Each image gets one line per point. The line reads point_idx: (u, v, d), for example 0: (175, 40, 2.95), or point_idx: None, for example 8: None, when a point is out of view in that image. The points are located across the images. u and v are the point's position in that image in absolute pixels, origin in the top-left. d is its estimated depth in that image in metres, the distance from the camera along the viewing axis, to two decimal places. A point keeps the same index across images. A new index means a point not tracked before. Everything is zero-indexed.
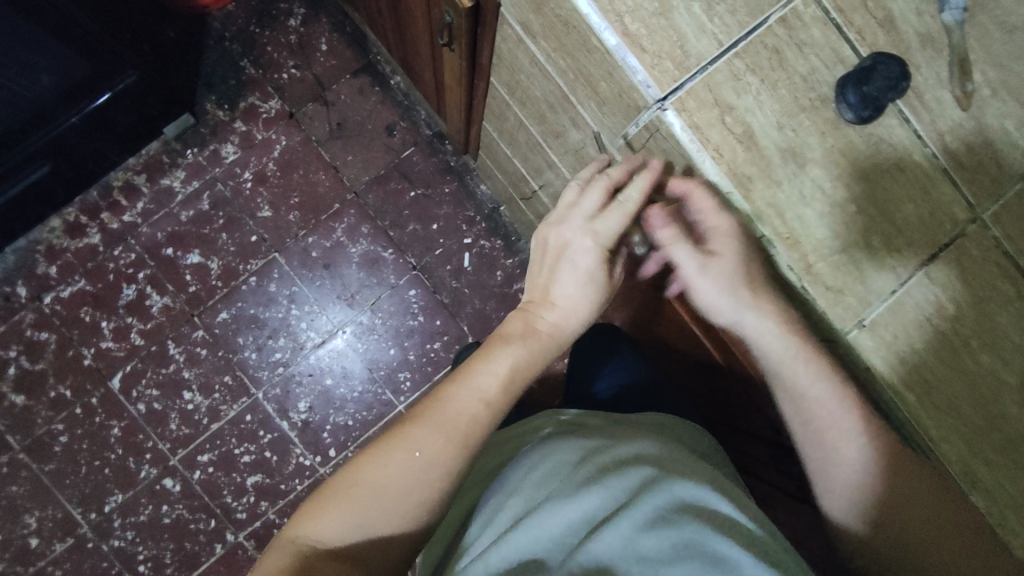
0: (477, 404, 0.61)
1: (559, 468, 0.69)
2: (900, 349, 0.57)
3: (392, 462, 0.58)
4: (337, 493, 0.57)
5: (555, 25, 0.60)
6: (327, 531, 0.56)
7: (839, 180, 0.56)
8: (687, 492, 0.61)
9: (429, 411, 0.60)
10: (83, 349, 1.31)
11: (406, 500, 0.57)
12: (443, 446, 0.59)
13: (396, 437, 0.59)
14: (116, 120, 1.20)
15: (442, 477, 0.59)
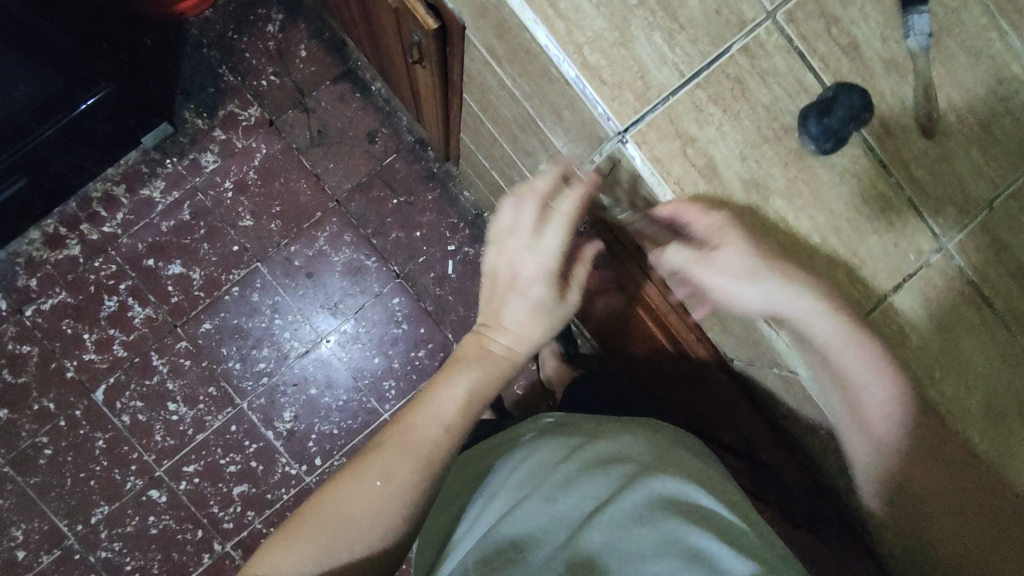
0: (439, 430, 0.60)
1: (539, 466, 0.67)
2: (862, 380, 0.57)
3: (359, 482, 0.58)
4: (310, 512, 0.57)
5: (517, 52, 0.59)
6: (294, 565, 0.55)
7: (802, 212, 0.56)
8: (667, 486, 0.59)
9: (396, 433, 0.60)
10: (65, 361, 1.31)
11: (375, 518, 0.57)
12: (407, 470, 0.58)
13: (360, 465, 0.59)
14: (93, 131, 1.17)
15: (406, 501, 0.58)
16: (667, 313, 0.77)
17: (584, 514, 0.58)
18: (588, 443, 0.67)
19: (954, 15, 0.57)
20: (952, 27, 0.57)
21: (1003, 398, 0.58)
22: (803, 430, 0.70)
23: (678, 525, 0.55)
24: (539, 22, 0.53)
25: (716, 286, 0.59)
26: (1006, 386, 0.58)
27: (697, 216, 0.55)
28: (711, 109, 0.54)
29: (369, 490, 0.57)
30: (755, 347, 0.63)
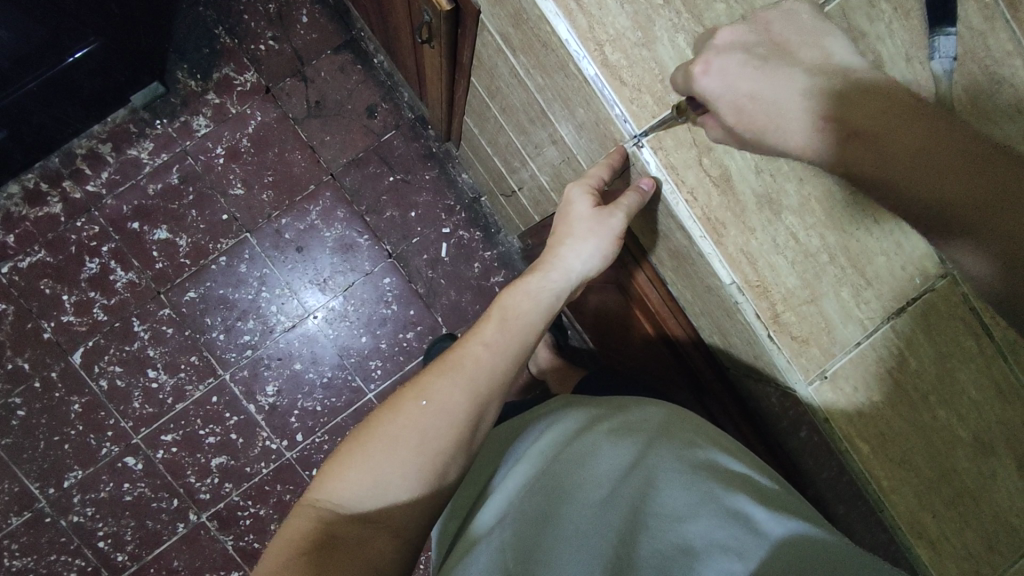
0: (479, 348, 0.58)
1: (556, 437, 0.61)
2: (858, 402, 0.57)
3: (404, 414, 0.53)
4: (351, 454, 0.52)
5: (534, 43, 0.57)
6: (342, 493, 0.50)
7: (813, 230, 0.55)
8: (696, 453, 0.53)
9: (441, 366, 0.56)
10: (42, 322, 1.28)
11: (428, 449, 0.52)
12: (456, 392, 0.54)
13: (403, 391, 0.55)
14: (80, 84, 1.12)
15: (457, 424, 0.53)
16: (663, 310, 0.78)
17: (612, 482, 0.51)
18: (611, 415, 0.61)
19: (980, 39, 0.56)
20: (977, 51, 0.56)
21: (994, 431, 0.58)
22: (791, 443, 0.70)
23: (715, 486, 0.48)
24: (560, 15, 0.51)
25: (720, 299, 0.58)
26: (998, 420, 0.58)
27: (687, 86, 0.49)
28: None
29: (415, 411, 0.53)
30: (753, 362, 0.62)
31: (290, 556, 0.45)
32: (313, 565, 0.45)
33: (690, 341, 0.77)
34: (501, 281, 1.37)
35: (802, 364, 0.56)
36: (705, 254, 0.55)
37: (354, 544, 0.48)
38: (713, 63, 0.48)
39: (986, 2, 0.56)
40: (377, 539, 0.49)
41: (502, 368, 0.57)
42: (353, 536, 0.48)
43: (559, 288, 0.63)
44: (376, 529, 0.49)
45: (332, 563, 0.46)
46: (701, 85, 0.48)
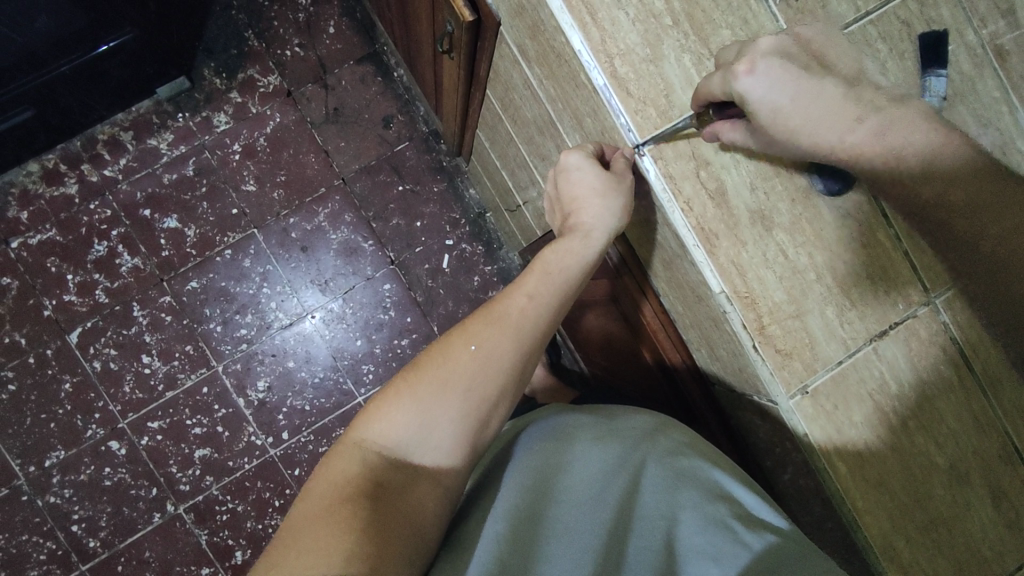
0: (522, 300, 0.57)
1: (543, 428, 0.60)
2: (838, 420, 0.57)
3: (450, 357, 0.53)
4: (398, 393, 0.52)
5: (549, 55, 0.60)
6: (390, 434, 0.51)
7: (803, 249, 0.57)
8: (681, 460, 0.56)
9: (483, 314, 0.56)
10: (44, 299, 1.29)
11: (471, 393, 0.53)
12: (501, 341, 0.55)
13: (451, 337, 0.55)
14: (109, 73, 1.16)
15: (500, 372, 0.54)
16: (656, 325, 0.78)
17: (602, 484, 0.54)
18: (599, 417, 0.62)
19: (969, 84, 0.60)
20: (965, 94, 0.60)
21: (970, 460, 0.59)
22: (769, 466, 0.71)
23: (699, 500, 0.52)
24: (575, 27, 0.54)
25: (709, 309, 0.60)
26: (975, 451, 0.59)
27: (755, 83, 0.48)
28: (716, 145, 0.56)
29: (464, 355, 0.53)
30: (736, 375, 0.64)
31: (333, 497, 0.46)
32: (362, 507, 0.45)
33: (681, 358, 0.78)
34: None
35: (784, 377, 0.57)
36: (697, 262, 0.56)
37: (396, 491, 0.48)
38: (759, 65, 0.48)
39: (974, 49, 0.60)
40: (420, 486, 0.50)
41: (544, 320, 0.57)
42: (397, 481, 0.49)
43: (599, 248, 0.62)
44: (417, 474, 0.50)
45: (380, 510, 0.45)
46: (742, 85, 0.48)
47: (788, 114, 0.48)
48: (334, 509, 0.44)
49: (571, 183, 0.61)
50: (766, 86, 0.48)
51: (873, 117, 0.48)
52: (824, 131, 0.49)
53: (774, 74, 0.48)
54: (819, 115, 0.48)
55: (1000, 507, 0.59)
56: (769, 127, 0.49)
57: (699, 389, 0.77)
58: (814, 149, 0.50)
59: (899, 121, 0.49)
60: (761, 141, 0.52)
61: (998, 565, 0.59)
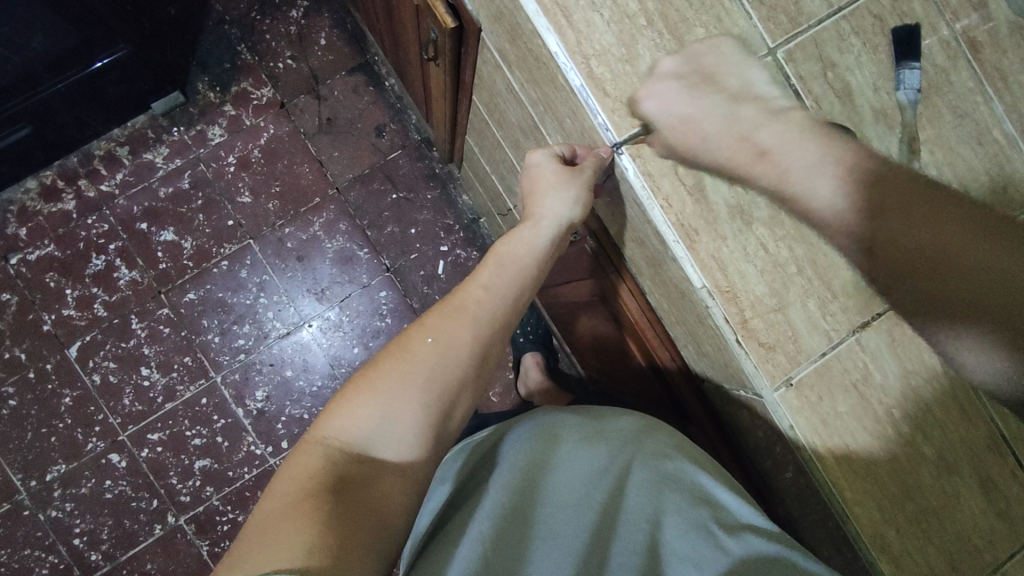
0: (479, 291, 0.59)
1: (529, 428, 0.61)
2: (823, 412, 0.58)
3: (410, 348, 0.55)
4: (359, 386, 0.53)
5: (528, 58, 0.61)
6: (352, 428, 0.51)
7: (783, 242, 0.58)
8: (666, 463, 0.57)
9: (442, 307, 0.58)
10: (43, 314, 1.30)
11: (431, 383, 0.54)
12: (460, 331, 0.56)
13: (409, 332, 0.57)
14: (104, 90, 1.18)
15: (461, 361, 0.55)
16: (643, 323, 0.78)
17: (588, 486, 0.55)
18: (586, 416, 0.63)
19: (944, 76, 0.60)
20: (941, 86, 0.60)
21: (957, 449, 0.59)
22: (759, 461, 0.71)
23: (682, 505, 0.53)
24: (550, 29, 0.55)
25: (692, 304, 0.60)
26: (962, 440, 0.59)
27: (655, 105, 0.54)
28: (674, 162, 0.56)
29: (422, 347, 0.55)
30: (722, 370, 0.64)
31: (298, 491, 0.45)
32: (327, 501, 0.45)
33: (670, 357, 0.78)
34: None
35: (768, 369, 0.57)
36: (677, 258, 0.57)
37: (361, 484, 0.48)
38: (654, 90, 0.54)
39: (947, 42, 0.60)
40: (384, 480, 0.50)
41: (501, 310, 0.59)
42: (361, 474, 0.49)
43: (550, 237, 0.64)
44: (381, 469, 0.50)
45: (344, 503, 0.46)
46: (644, 108, 0.55)
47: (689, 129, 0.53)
48: (298, 504, 0.44)
49: (529, 176, 0.64)
50: (663, 105, 0.54)
51: (762, 134, 0.50)
52: (715, 142, 0.52)
53: (669, 95, 0.54)
54: (705, 129, 0.52)
55: (990, 496, 0.59)
56: (678, 142, 0.54)
57: (690, 388, 0.77)
58: (710, 162, 0.53)
59: (782, 143, 0.49)
60: (681, 157, 0.55)
61: (991, 554, 0.59)
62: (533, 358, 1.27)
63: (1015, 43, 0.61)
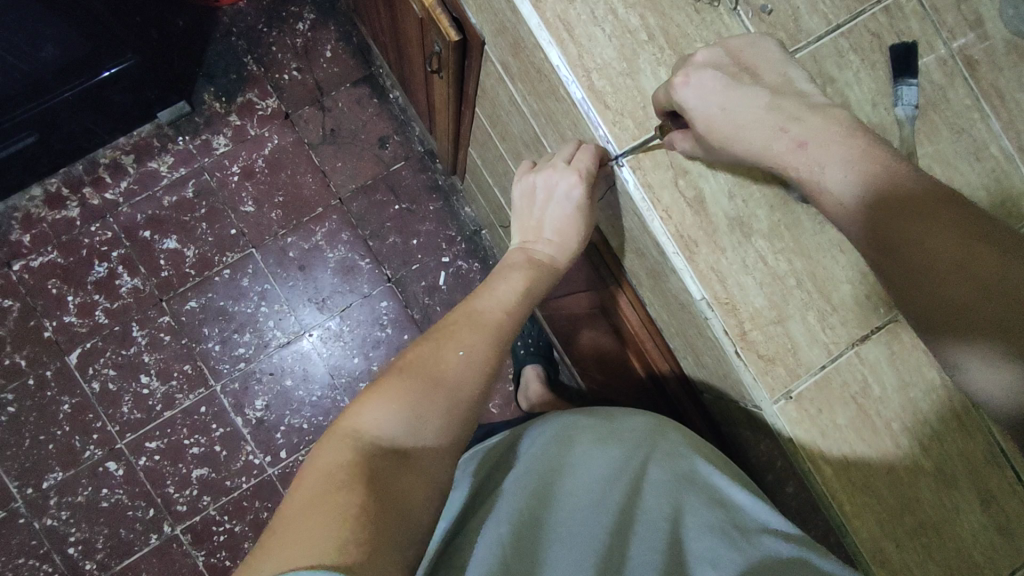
0: (499, 312, 0.62)
1: (544, 430, 0.61)
2: (822, 424, 0.58)
3: (440, 359, 0.56)
4: (388, 388, 0.52)
5: (530, 71, 0.62)
6: (381, 424, 0.50)
7: (781, 254, 0.58)
8: (682, 464, 0.58)
9: (464, 318, 0.60)
10: (45, 320, 1.31)
11: (460, 394, 0.55)
12: (484, 345, 0.59)
13: (437, 342, 0.58)
14: (111, 99, 1.20)
15: (486, 373, 0.57)
16: (643, 335, 0.78)
17: (603, 488, 0.55)
18: (599, 417, 0.63)
19: (941, 93, 0.61)
20: (938, 103, 0.61)
21: (956, 463, 0.59)
22: (760, 475, 0.71)
23: (700, 505, 0.54)
24: (553, 42, 0.56)
25: (691, 316, 0.61)
26: (962, 454, 0.59)
27: (695, 92, 0.52)
28: None
29: (453, 360, 0.56)
30: (722, 383, 0.64)
31: (325, 484, 0.44)
32: (355, 493, 0.44)
33: (669, 367, 0.78)
34: None
35: (767, 381, 0.57)
36: (677, 269, 0.57)
37: (389, 477, 0.47)
38: (692, 77, 0.52)
39: (944, 60, 0.61)
40: (411, 474, 0.49)
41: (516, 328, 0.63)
42: (390, 467, 0.48)
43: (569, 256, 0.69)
44: (410, 464, 0.49)
45: (374, 495, 0.44)
46: (677, 95, 0.52)
47: (718, 123, 0.51)
48: (326, 495, 0.43)
49: (564, 222, 0.66)
50: (700, 95, 0.52)
51: (800, 128, 0.49)
52: (751, 138, 0.51)
53: (714, 89, 0.52)
54: (740, 120, 0.51)
55: (990, 511, 0.59)
56: (704, 133, 0.52)
57: (691, 398, 0.77)
58: (745, 155, 0.52)
59: (822, 138, 0.49)
60: (708, 152, 0.54)
61: (992, 571, 0.59)
62: (534, 371, 1.27)
63: (1011, 63, 0.62)
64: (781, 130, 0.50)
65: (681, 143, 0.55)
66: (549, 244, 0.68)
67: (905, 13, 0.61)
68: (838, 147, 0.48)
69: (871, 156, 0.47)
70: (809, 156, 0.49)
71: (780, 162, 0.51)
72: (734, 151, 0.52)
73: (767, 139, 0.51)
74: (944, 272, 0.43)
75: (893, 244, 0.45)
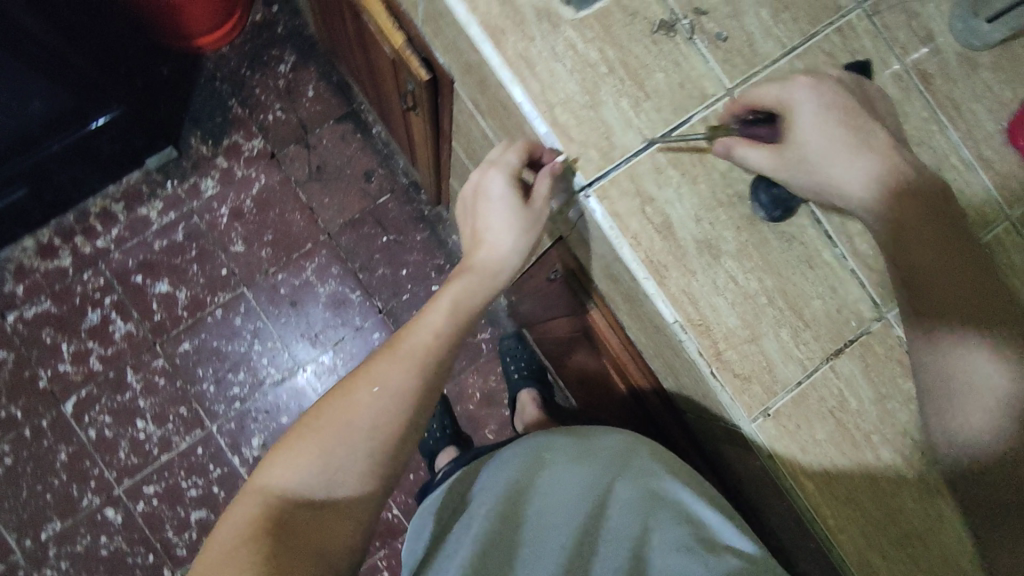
0: (429, 337, 0.59)
1: (523, 451, 0.66)
2: (801, 440, 0.58)
3: (354, 399, 0.55)
4: (302, 436, 0.54)
5: (497, 108, 0.64)
6: (292, 476, 0.53)
7: (752, 274, 0.59)
8: (650, 481, 0.61)
9: (387, 349, 0.58)
10: (39, 370, 1.31)
11: (375, 435, 0.55)
12: (404, 377, 0.57)
13: (355, 377, 0.57)
14: (100, 148, 1.22)
15: (404, 407, 0.56)
16: (622, 352, 0.78)
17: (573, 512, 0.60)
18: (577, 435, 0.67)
19: (898, 107, 0.62)
20: (896, 117, 0.62)
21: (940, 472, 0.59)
22: (748, 492, 0.71)
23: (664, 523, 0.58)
24: (515, 81, 0.58)
25: (667, 338, 0.61)
26: None
27: (811, 108, 0.55)
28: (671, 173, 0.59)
29: (366, 398, 0.55)
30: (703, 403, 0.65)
31: (230, 544, 0.48)
32: (262, 548, 0.48)
33: (647, 381, 0.78)
34: (488, 338, 1.40)
35: (745, 400, 0.58)
36: (649, 294, 0.58)
37: (299, 528, 0.51)
38: (804, 91, 0.55)
39: (899, 76, 0.63)
40: (327, 520, 0.53)
41: (447, 349, 0.60)
42: (302, 518, 0.52)
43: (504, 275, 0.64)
44: (323, 510, 0.53)
45: (285, 547, 0.49)
46: (798, 106, 0.55)
47: (812, 137, 0.54)
48: (234, 551, 0.47)
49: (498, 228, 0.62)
50: (813, 114, 0.55)
51: (872, 161, 0.54)
52: (833, 160, 0.54)
53: (804, 111, 0.55)
54: (821, 151, 0.54)
55: None
56: (792, 142, 0.55)
57: (671, 411, 0.77)
58: (818, 173, 0.55)
59: (892, 175, 0.53)
60: (774, 166, 0.56)
61: None
62: (528, 395, 1.27)
63: (965, 74, 0.63)
64: (858, 158, 0.54)
65: (747, 151, 0.56)
66: (488, 249, 0.63)
67: (857, 32, 0.63)
68: (899, 182, 0.53)
69: (926, 199, 0.53)
70: (879, 185, 0.53)
71: (850, 186, 0.54)
72: (805, 167, 0.55)
73: (847, 162, 0.54)
74: (947, 287, 0.53)
75: (902, 246, 0.54)
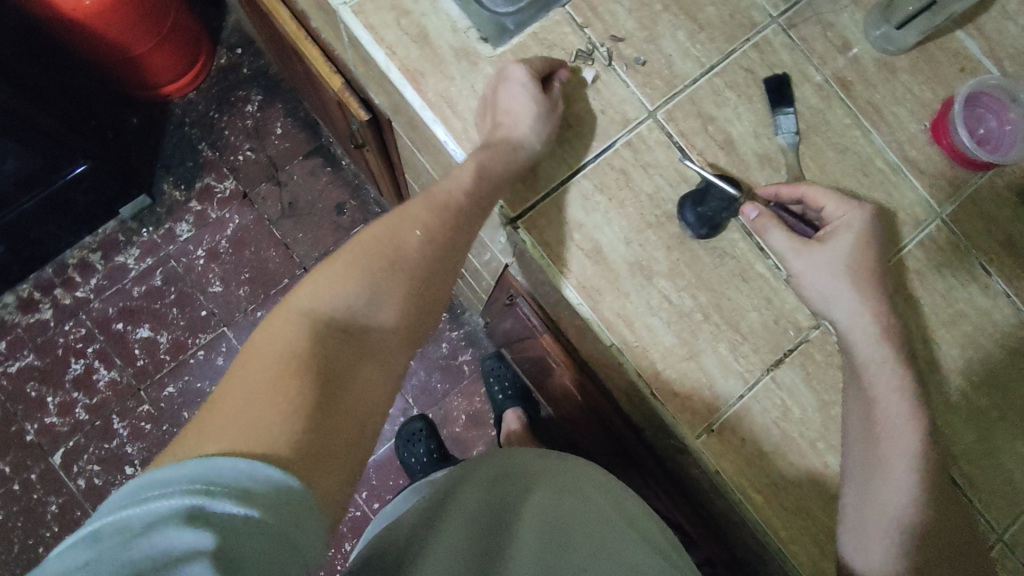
0: (462, 191, 0.56)
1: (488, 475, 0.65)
2: (747, 453, 0.59)
3: (397, 236, 0.52)
4: (336, 265, 0.50)
5: (429, 145, 0.66)
6: (330, 300, 0.48)
7: (685, 291, 0.60)
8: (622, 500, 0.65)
9: (422, 195, 0.55)
10: (26, 424, 1.33)
11: (412, 279, 0.52)
12: (445, 230, 0.54)
13: (393, 219, 0.53)
14: (75, 201, 1.24)
15: (442, 258, 0.54)
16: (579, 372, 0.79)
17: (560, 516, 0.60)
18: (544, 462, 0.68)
19: (820, 117, 0.63)
20: (819, 126, 0.63)
21: None
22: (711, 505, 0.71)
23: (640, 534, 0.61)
24: (438, 121, 0.61)
25: (609, 360, 0.62)
26: None
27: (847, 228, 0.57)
28: (597, 198, 0.60)
29: (412, 238, 0.52)
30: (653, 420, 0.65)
31: (262, 371, 0.42)
32: (298, 375, 0.43)
33: (604, 396, 0.77)
34: (469, 360, 1.40)
35: (686, 418, 0.58)
36: (585, 319, 0.59)
37: (336, 360, 0.46)
38: (855, 218, 0.57)
39: (819, 86, 0.64)
40: (363, 362, 0.48)
41: (481, 211, 0.57)
42: (336, 348, 0.46)
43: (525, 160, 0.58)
44: (359, 349, 0.48)
45: (320, 381, 0.44)
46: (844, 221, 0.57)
47: (836, 255, 0.56)
48: (270, 372, 0.42)
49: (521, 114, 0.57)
50: (846, 238, 0.57)
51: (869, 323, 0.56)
52: (842, 295, 0.56)
53: (838, 236, 0.57)
54: (819, 281, 0.56)
55: None
56: (821, 253, 0.56)
57: (631, 425, 0.76)
58: (813, 288, 0.57)
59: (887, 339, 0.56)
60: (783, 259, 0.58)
61: None
62: (514, 413, 1.27)
63: (884, 79, 0.64)
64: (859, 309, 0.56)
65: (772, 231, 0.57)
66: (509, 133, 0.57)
67: (774, 46, 0.64)
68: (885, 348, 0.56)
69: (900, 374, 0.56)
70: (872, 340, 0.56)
71: (833, 315, 0.56)
72: (816, 273, 0.56)
73: (852, 302, 0.56)
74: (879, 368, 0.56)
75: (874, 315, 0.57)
